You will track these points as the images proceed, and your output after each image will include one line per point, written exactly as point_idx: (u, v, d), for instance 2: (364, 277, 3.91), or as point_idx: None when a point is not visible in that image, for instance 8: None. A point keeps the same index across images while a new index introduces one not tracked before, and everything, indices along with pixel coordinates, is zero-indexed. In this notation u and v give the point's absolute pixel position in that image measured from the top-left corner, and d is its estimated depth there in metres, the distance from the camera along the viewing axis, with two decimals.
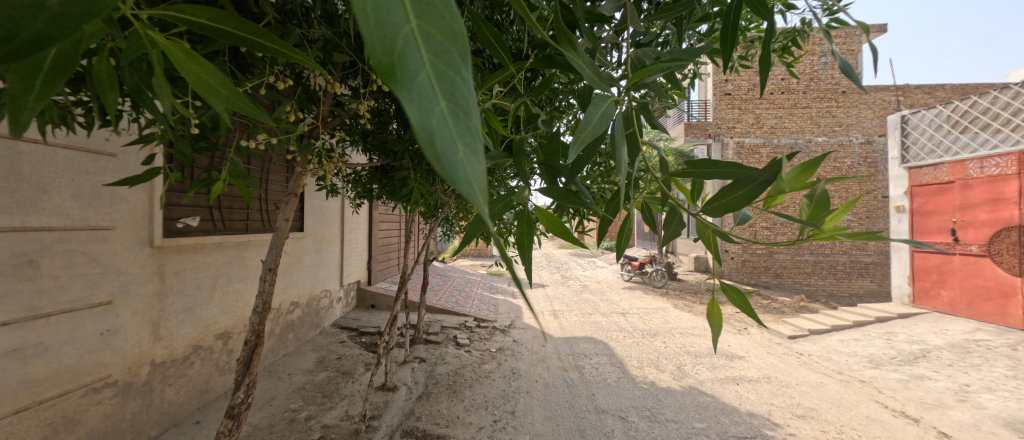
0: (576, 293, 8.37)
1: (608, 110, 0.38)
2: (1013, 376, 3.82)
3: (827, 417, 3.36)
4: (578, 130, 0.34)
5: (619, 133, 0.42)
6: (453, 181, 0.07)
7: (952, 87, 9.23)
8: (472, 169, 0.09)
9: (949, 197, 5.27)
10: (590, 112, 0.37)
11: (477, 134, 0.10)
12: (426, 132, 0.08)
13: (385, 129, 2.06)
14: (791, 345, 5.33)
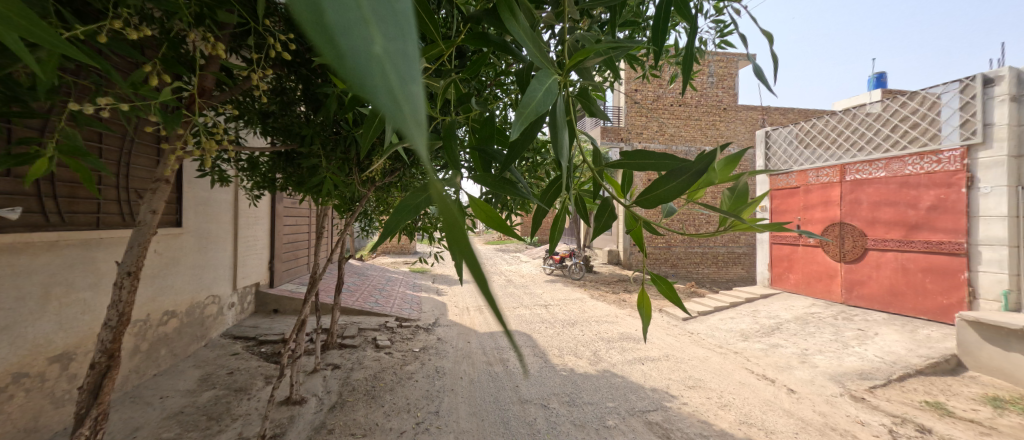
0: (501, 287, 8.53)
1: (550, 87, 0.38)
2: (836, 340, 4.85)
3: (711, 386, 3.91)
4: (521, 105, 0.34)
5: (560, 116, 0.43)
6: (363, 68, 0.07)
7: (802, 111, 11.37)
8: (391, 60, 0.08)
9: (798, 199, 6.49)
10: (532, 88, 0.37)
11: (400, 41, 0.09)
12: (320, 6, 0.07)
13: (291, 112, 1.84)
14: (684, 325, 6.10)
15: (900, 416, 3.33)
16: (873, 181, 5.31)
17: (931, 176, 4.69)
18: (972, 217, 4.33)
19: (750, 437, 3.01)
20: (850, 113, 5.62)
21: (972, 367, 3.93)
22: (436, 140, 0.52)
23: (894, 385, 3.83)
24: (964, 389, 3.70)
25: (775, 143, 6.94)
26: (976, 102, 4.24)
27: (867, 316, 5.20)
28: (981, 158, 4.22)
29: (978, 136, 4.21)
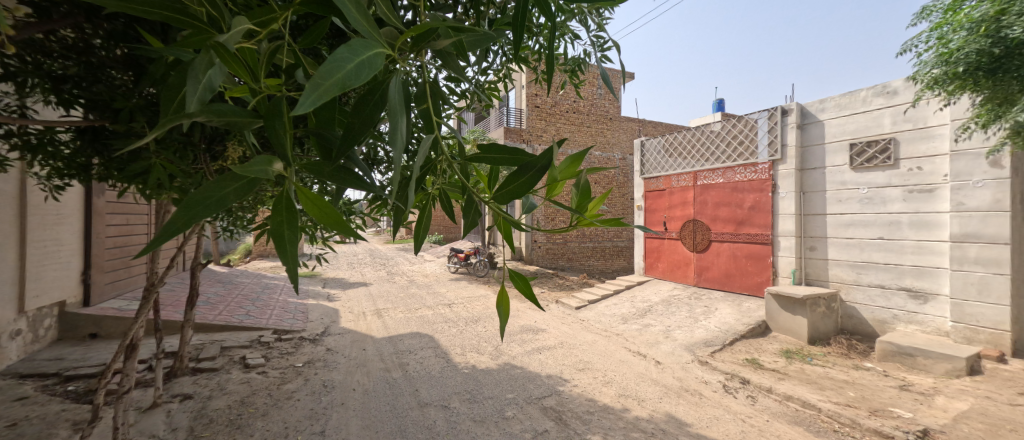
0: (402, 289, 8.16)
1: (365, 60, 0.30)
2: (690, 316, 5.84)
3: (598, 366, 4.35)
4: (324, 67, 0.23)
5: (394, 99, 0.40)
6: None
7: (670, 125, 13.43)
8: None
9: (665, 199, 7.66)
10: (343, 56, 0.28)
11: None
12: None
13: (105, 77, 1.17)
14: (576, 314, 6.68)
15: (732, 373, 4.18)
16: (715, 186, 6.61)
17: (750, 182, 6.08)
18: (778, 215, 5.70)
19: (627, 407, 3.44)
20: (700, 129, 6.82)
21: (775, 330, 5.14)
22: (257, 118, 0.44)
23: (728, 349, 4.79)
24: (771, 346, 4.83)
25: (648, 152, 8.10)
26: (777, 127, 5.69)
27: (711, 295, 6.39)
28: (780, 170, 5.68)
29: (779, 154, 5.66)
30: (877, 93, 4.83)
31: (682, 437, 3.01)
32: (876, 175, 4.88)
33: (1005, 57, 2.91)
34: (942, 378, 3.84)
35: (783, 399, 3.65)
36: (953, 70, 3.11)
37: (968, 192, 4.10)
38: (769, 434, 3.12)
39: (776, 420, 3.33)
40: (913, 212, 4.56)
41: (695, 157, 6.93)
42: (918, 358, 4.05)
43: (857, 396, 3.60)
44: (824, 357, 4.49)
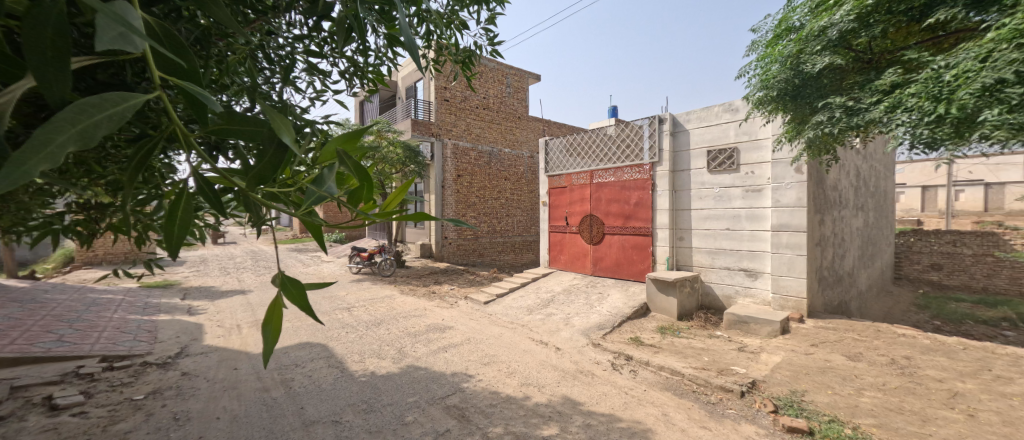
0: (292, 295, 7.31)
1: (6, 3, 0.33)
2: (587, 303, 6.40)
3: (502, 358, 4.48)
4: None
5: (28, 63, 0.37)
6: None
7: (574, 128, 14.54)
8: None
9: (566, 196, 8.23)
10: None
11: None
12: None
13: None
14: (485, 308, 6.78)
15: (619, 352, 4.71)
16: (607, 184, 7.37)
17: (636, 181, 6.90)
18: (656, 210, 6.60)
19: (528, 395, 3.61)
20: (596, 132, 7.51)
21: (653, 310, 5.96)
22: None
23: (616, 330, 5.37)
24: (650, 324, 5.58)
25: (551, 150, 8.62)
26: (656, 134, 6.56)
27: (604, 283, 7.09)
28: (658, 171, 6.58)
29: (657, 157, 6.55)
30: (725, 109, 5.89)
31: (575, 416, 3.28)
32: (724, 176, 5.94)
33: (802, 87, 3.84)
34: (765, 339, 4.89)
35: (657, 369, 4.25)
36: (771, 93, 4.00)
37: (782, 191, 5.28)
38: (647, 402, 3.60)
39: (652, 389, 3.87)
40: (747, 207, 5.67)
41: (591, 158, 7.61)
42: (750, 324, 5.10)
43: (710, 359, 4.38)
44: (687, 330, 5.35)
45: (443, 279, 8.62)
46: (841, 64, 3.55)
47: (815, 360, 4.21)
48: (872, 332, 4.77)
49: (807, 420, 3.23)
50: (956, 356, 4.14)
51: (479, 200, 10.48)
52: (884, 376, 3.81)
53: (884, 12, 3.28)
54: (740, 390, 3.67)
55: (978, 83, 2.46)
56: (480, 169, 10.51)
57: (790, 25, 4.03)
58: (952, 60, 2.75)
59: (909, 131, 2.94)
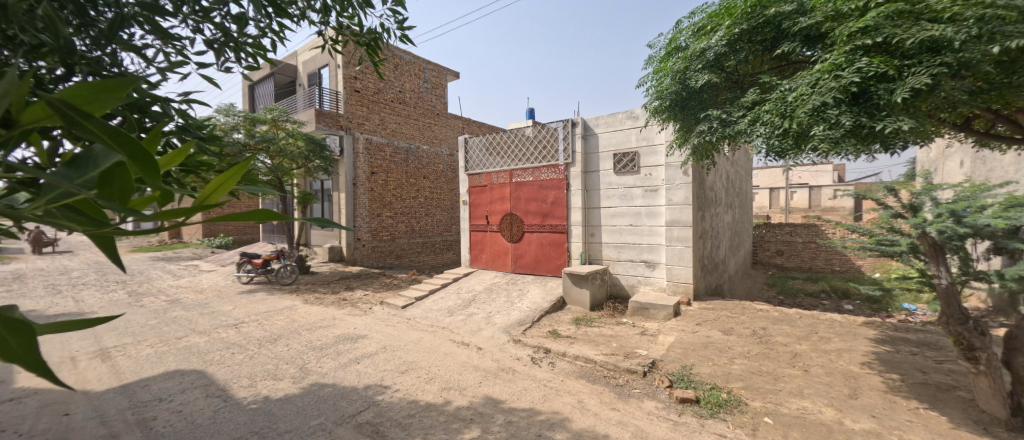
0: (160, 314, 6.12)
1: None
2: (508, 301, 6.52)
3: (421, 364, 4.34)
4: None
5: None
6: None
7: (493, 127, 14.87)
8: None
9: (486, 194, 8.26)
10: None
11: None
12: None
13: None
14: (402, 313, 6.48)
15: (538, 346, 4.88)
16: (526, 183, 7.61)
17: (552, 181, 7.24)
18: (570, 208, 7.00)
19: (448, 400, 3.54)
20: (513, 132, 7.69)
21: (569, 302, 6.31)
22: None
23: (535, 325, 5.57)
24: (566, 317, 5.90)
25: (471, 149, 8.60)
26: (569, 136, 6.97)
27: (524, 279, 7.33)
28: (571, 171, 6.98)
29: (571, 158, 6.95)
30: (628, 117, 6.48)
31: (496, 415, 3.31)
32: (627, 177, 6.54)
33: (689, 100, 4.42)
34: (662, 322, 5.51)
35: (573, 359, 4.52)
36: (664, 103, 4.54)
37: (673, 191, 6.00)
38: (564, 392, 3.79)
39: (569, 379, 4.10)
40: (647, 205, 6.32)
41: (510, 157, 7.77)
42: (650, 310, 5.70)
43: (618, 345, 4.78)
44: (599, 319, 5.77)
45: (356, 284, 8.03)
46: (716, 81, 4.18)
47: (699, 337, 4.90)
48: (741, 309, 5.69)
49: (695, 391, 3.71)
50: (797, 324, 5.14)
51: (396, 199, 10.00)
52: (750, 345, 4.57)
53: (746, 42, 3.98)
54: (642, 370, 4.08)
55: (810, 105, 3.08)
56: (396, 167, 10.04)
57: (678, 44, 4.61)
58: (792, 85, 3.41)
59: (765, 141, 3.59)
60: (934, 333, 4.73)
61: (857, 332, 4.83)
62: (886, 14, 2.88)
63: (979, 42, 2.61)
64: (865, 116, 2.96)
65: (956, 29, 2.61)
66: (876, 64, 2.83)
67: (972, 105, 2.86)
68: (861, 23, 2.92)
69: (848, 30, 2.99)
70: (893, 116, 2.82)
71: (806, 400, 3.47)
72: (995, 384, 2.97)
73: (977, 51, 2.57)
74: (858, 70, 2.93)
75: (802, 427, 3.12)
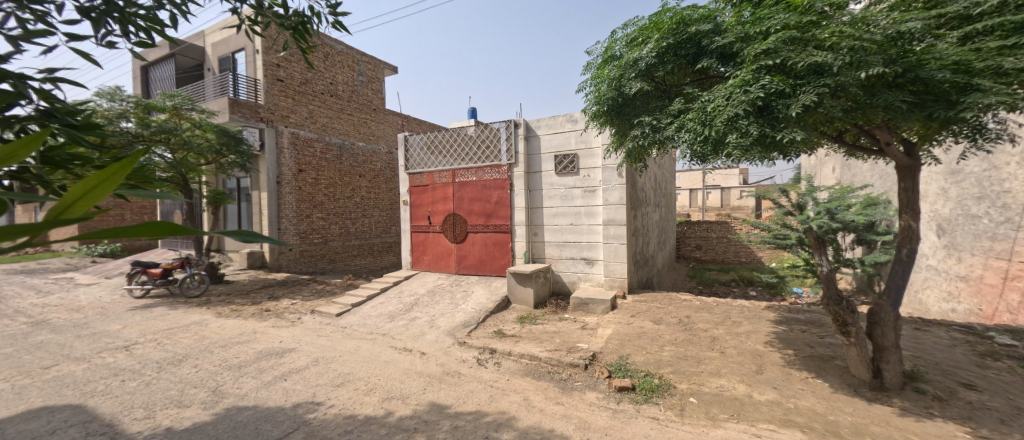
0: (17, 340, 4.98)
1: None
2: (452, 303, 6.39)
3: (359, 376, 4.06)
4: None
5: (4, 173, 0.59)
6: None
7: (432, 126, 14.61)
8: None
9: (428, 194, 8.03)
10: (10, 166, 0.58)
11: None
12: None
13: None
14: (337, 321, 6.03)
15: (484, 347, 4.86)
16: (469, 183, 7.52)
17: (495, 181, 7.25)
18: (514, 208, 7.07)
19: (390, 411, 3.37)
20: (455, 131, 7.58)
21: (513, 301, 6.38)
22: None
23: (480, 326, 5.52)
24: (511, 316, 5.95)
25: (411, 146, 8.30)
26: (512, 137, 7.04)
27: (468, 280, 7.25)
28: (515, 172, 7.07)
29: (514, 159, 7.02)
30: (569, 120, 6.72)
31: (441, 422, 3.22)
32: (568, 178, 6.78)
33: (624, 106, 4.73)
34: (601, 316, 5.80)
35: (518, 357, 4.57)
36: (602, 109, 4.81)
37: (610, 191, 6.36)
38: (510, 391, 3.82)
39: (515, 378, 4.14)
40: (586, 205, 6.60)
41: (453, 157, 7.63)
42: (590, 305, 5.97)
43: (561, 340, 4.94)
44: (543, 316, 5.91)
45: (282, 293, 7.27)
46: (647, 90, 4.49)
47: (634, 328, 5.25)
48: (669, 300, 6.19)
49: (631, 378, 3.98)
50: (715, 311, 5.74)
51: (327, 199, 9.28)
52: (677, 333, 5.00)
53: (672, 55, 4.35)
54: (584, 363, 4.26)
55: (726, 115, 3.42)
56: (327, 164, 9.32)
57: (613, 53, 4.88)
58: (711, 97, 3.77)
59: (688, 147, 3.93)
60: (817, 312, 5.57)
61: (760, 315, 5.52)
62: (783, 40, 3.36)
63: (850, 68, 3.15)
64: (768, 127, 3.38)
65: (834, 56, 3.13)
66: (776, 83, 3.30)
67: (844, 122, 3.43)
68: (764, 45, 3.38)
69: (754, 50, 3.42)
70: (788, 128, 3.30)
71: (722, 378, 3.89)
72: (862, 352, 3.55)
73: (849, 75, 3.09)
74: (762, 86, 3.38)
75: (720, 403, 3.49)
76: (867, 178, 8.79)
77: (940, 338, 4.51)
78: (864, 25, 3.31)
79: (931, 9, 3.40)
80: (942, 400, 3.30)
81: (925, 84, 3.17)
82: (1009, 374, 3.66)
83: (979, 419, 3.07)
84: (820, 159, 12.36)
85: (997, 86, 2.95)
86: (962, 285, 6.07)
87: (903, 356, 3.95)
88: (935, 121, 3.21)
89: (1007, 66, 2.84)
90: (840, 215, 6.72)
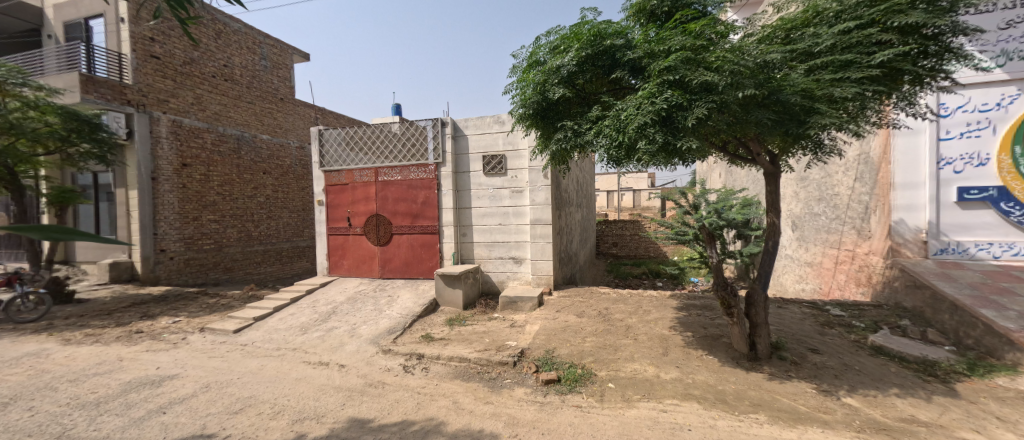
0: None
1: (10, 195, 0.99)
2: (376, 310, 6.02)
3: (262, 398, 3.61)
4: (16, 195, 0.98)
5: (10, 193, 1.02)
6: None
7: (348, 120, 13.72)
8: None
9: (347, 194, 7.49)
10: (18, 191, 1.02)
11: None
12: None
13: None
14: (235, 338, 5.27)
15: (410, 353, 4.67)
16: (394, 182, 7.18)
17: (422, 180, 7.02)
18: (442, 209, 6.92)
19: (304, 433, 3.05)
20: (377, 128, 7.19)
21: (442, 304, 6.26)
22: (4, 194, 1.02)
23: (407, 332, 5.29)
24: (439, 319, 5.82)
25: (327, 141, 7.65)
26: (439, 136, 6.90)
27: (393, 284, 6.94)
28: (442, 171, 6.92)
29: (441, 158, 6.88)
30: (496, 122, 6.78)
31: (364, 436, 3.01)
32: (495, 179, 6.84)
33: (548, 110, 4.95)
34: (529, 313, 5.96)
35: (448, 361, 4.49)
36: (528, 113, 4.98)
37: (535, 192, 6.57)
38: (439, 396, 3.73)
39: (444, 382, 4.06)
40: (514, 205, 6.72)
41: (374, 154, 7.22)
42: (518, 302, 6.10)
43: (490, 340, 4.97)
44: (472, 317, 5.88)
45: (158, 310, 6.04)
46: (569, 96, 4.73)
47: (559, 322, 5.52)
48: (590, 294, 6.62)
49: (557, 371, 4.17)
50: (629, 301, 6.29)
51: (222, 199, 8.07)
52: (597, 324, 5.37)
53: (590, 65, 4.66)
54: (513, 360, 4.35)
55: (636, 123, 3.78)
56: (221, 159, 8.09)
57: (537, 59, 5.06)
58: (624, 106, 4.11)
59: (605, 152, 4.24)
60: (709, 297, 6.44)
61: (665, 303, 6.19)
62: (680, 59, 3.82)
63: (731, 88, 3.70)
64: (670, 135, 3.80)
65: (719, 77, 3.63)
66: (675, 97, 3.74)
67: (728, 134, 4.03)
68: (666, 63, 3.82)
69: (658, 66, 3.85)
70: (686, 137, 3.77)
71: (635, 362, 4.29)
72: (742, 329, 4.19)
73: (731, 94, 3.63)
74: (665, 99, 3.79)
75: (634, 385, 3.84)
76: (744, 183, 10.41)
77: (795, 313, 5.53)
78: (741, 53, 3.94)
79: (787, 46, 4.19)
80: (797, 363, 4.06)
81: (784, 105, 3.85)
82: (840, 337, 4.63)
83: (822, 376, 3.83)
84: (709, 165, 14.31)
85: (830, 110, 3.74)
86: (808, 269, 7.52)
87: (770, 330, 4.75)
88: (791, 136, 3.94)
89: (837, 95, 3.63)
90: (725, 214, 7.86)
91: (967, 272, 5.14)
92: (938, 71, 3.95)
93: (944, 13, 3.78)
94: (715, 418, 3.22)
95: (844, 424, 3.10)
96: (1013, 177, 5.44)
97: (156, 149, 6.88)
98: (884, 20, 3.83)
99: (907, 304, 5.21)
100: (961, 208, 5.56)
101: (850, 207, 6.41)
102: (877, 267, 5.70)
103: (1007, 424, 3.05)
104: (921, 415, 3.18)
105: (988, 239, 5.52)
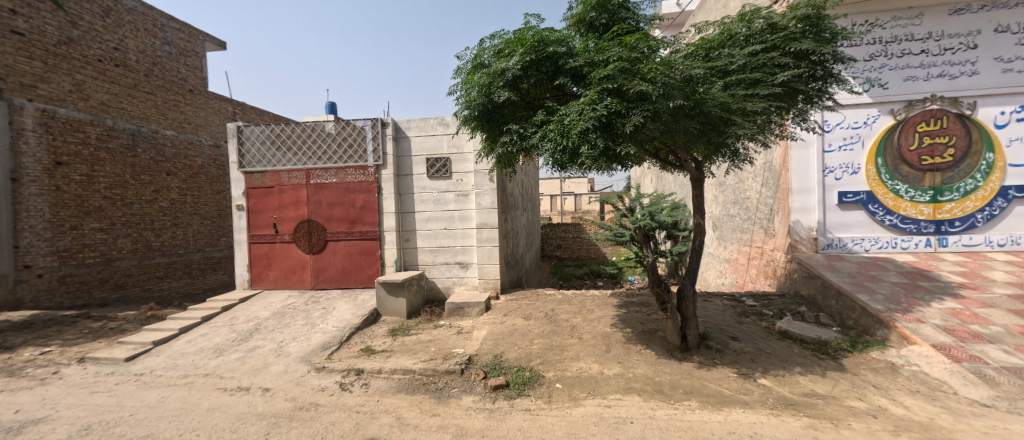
0: None
1: None
2: (305, 324, 5.47)
3: (163, 436, 3.05)
4: None
5: None
6: None
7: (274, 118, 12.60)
8: None
9: (273, 198, 6.80)
10: None
11: None
12: None
13: None
14: (128, 367, 4.42)
15: (348, 369, 4.29)
16: (328, 185, 6.66)
17: (360, 183, 6.58)
18: (382, 213, 6.52)
19: None
20: (309, 126, 6.63)
21: (384, 313, 5.88)
22: None
23: (343, 346, 4.87)
24: (380, 330, 5.45)
25: (248, 140, 6.86)
26: (380, 137, 6.52)
27: (327, 296, 6.39)
28: (383, 174, 6.56)
29: (381, 160, 6.49)
30: (440, 124, 6.55)
31: None
32: (440, 182, 6.60)
33: (494, 112, 4.85)
34: (475, 318, 5.81)
35: (389, 374, 4.19)
36: (473, 115, 4.87)
37: (482, 195, 6.43)
38: (380, 413, 3.45)
39: (386, 397, 3.77)
40: (459, 209, 6.52)
41: (305, 155, 6.62)
42: (464, 308, 5.93)
43: (436, 349, 4.74)
44: (416, 326, 5.58)
45: (18, 338, 4.87)
46: (514, 100, 4.70)
47: (506, 325, 5.45)
48: (536, 296, 6.66)
49: (505, 376, 4.09)
50: (573, 301, 6.44)
51: (110, 204, 6.74)
52: (544, 325, 5.40)
53: (535, 70, 4.68)
54: (460, 368, 4.20)
55: (578, 128, 3.85)
56: (109, 157, 6.79)
57: (482, 62, 4.99)
58: (567, 111, 4.17)
59: (550, 156, 4.28)
60: (645, 294, 6.83)
61: (607, 301, 6.42)
62: (618, 68, 3.94)
63: (663, 98, 3.90)
64: (611, 141, 3.93)
65: (653, 87, 3.80)
66: (614, 104, 3.89)
67: (660, 141, 4.25)
68: (605, 71, 3.93)
69: (598, 74, 3.96)
70: (624, 143, 3.90)
71: (581, 361, 4.37)
72: (675, 323, 4.44)
73: (663, 104, 3.84)
74: (605, 106, 3.91)
75: (580, 384, 3.89)
76: (673, 187, 11.29)
77: (718, 304, 6.05)
78: (670, 67, 4.20)
79: (707, 62, 4.54)
80: (721, 351, 4.42)
81: (706, 116, 4.15)
82: (755, 325, 5.14)
83: (741, 361, 4.19)
84: (643, 171, 15.34)
85: (744, 122, 4.12)
86: (728, 265, 8.31)
87: (699, 322, 5.14)
88: (712, 143, 4.27)
89: (748, 108, 4.02)
90: (657, 216, 8.40)
91: (847, 264, 6.02)
92: (824, 92, 4.56)
93: (828, 43, 4.38)
94: (654, 409, 3.36)
95: (761, 403, 3.38)
96: (879, 183, 6.41)
97: (17, 144, 5.44)
98: (783, 46, 4.36)
99: (804, 293, 5.95)
100: (841, 209, 6.44)
101: (758, 209, 7.20)
102: (781, 261, 6.46)
103: (881, 389, 3.54)
104: (819, 389, 3.59)
105: (861, 235, 6.45)
